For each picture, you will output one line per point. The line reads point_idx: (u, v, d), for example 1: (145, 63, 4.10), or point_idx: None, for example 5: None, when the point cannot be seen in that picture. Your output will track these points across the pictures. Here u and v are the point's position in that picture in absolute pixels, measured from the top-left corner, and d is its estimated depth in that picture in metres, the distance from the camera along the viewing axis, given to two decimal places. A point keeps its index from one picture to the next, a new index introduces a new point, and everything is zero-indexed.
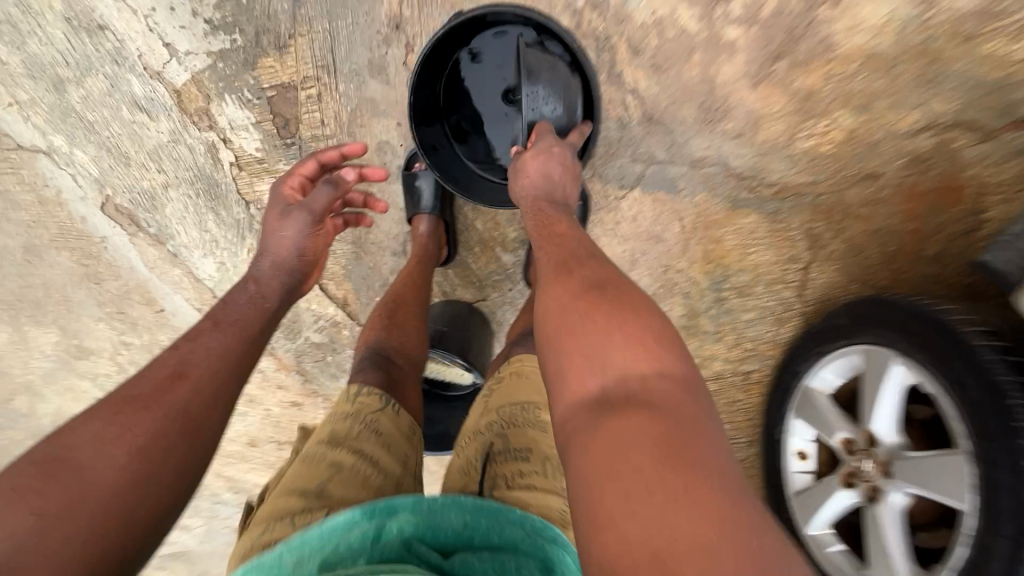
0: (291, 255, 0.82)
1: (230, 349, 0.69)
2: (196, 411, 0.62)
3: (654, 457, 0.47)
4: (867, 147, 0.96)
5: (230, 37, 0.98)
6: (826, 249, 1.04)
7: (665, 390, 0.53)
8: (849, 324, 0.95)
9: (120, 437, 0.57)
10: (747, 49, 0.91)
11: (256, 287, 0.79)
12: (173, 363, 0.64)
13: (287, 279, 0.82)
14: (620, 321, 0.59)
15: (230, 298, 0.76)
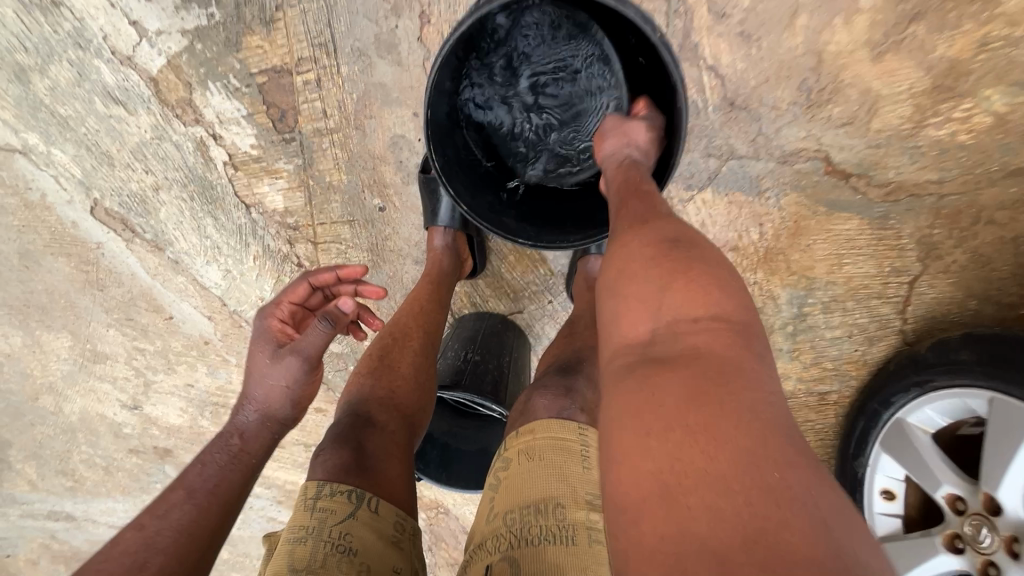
0: (284, 406, 0.69)
1: (203, 524, 0.57)
2: None
3: (706, 443, 0.35)
4: (1019, 136, 0.74)
5: (205, 11, 0.81)
6: (942, 261, 0.83)
7: (724, 342, 0.41)
8: (972, 362, 0.78)
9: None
10: (872, 9, 0.70)
11: (240, 441, 0.66)
12: (129, 550, 0.53)
13: (277, 426, 0.70)
14: (692, 279, 0.45)
15: (206, 460, 0.63)
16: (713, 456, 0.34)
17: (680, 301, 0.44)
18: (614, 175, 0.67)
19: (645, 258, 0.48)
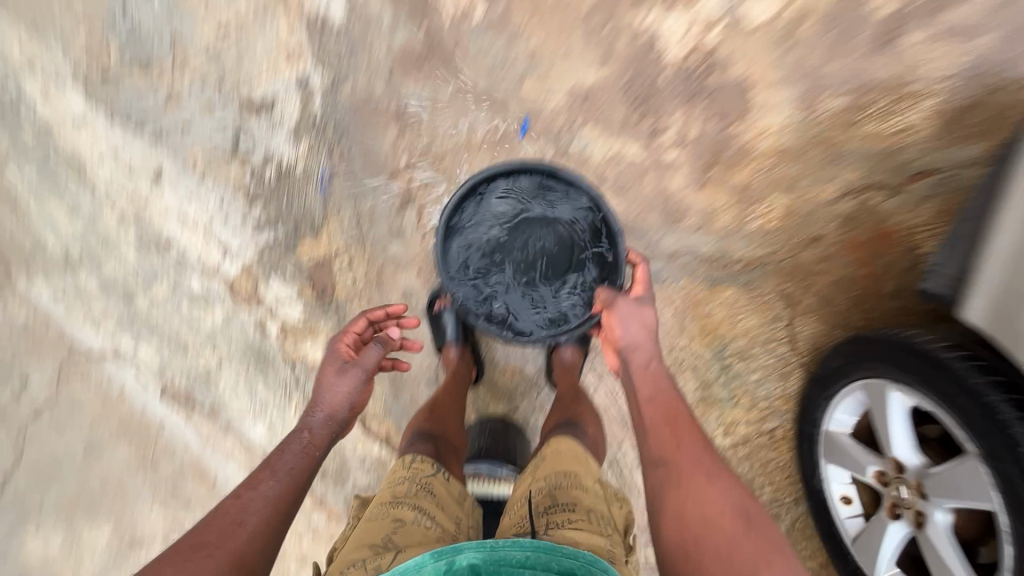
0: (344, 409, 0.93)
1: (284, 497, 0.79)
2: (250, 557, 0.71)
3: (715, 530, 0.75)
4: (804, 217, 1.16)
5: (274, 231, 1.20)
6: (801, 305, 1.19)
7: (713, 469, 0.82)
8: (843, 364, 1.07)
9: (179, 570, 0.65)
10: (686, 165, 1.16)
11: (309, 434, 0.89)
12: (232, 511, 0.74)
13: (348, 400, 0.94)
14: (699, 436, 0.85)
15: (285, 447, 0.86)
16: (742, 571, 0.71)
17: (711, 509, 0.76)
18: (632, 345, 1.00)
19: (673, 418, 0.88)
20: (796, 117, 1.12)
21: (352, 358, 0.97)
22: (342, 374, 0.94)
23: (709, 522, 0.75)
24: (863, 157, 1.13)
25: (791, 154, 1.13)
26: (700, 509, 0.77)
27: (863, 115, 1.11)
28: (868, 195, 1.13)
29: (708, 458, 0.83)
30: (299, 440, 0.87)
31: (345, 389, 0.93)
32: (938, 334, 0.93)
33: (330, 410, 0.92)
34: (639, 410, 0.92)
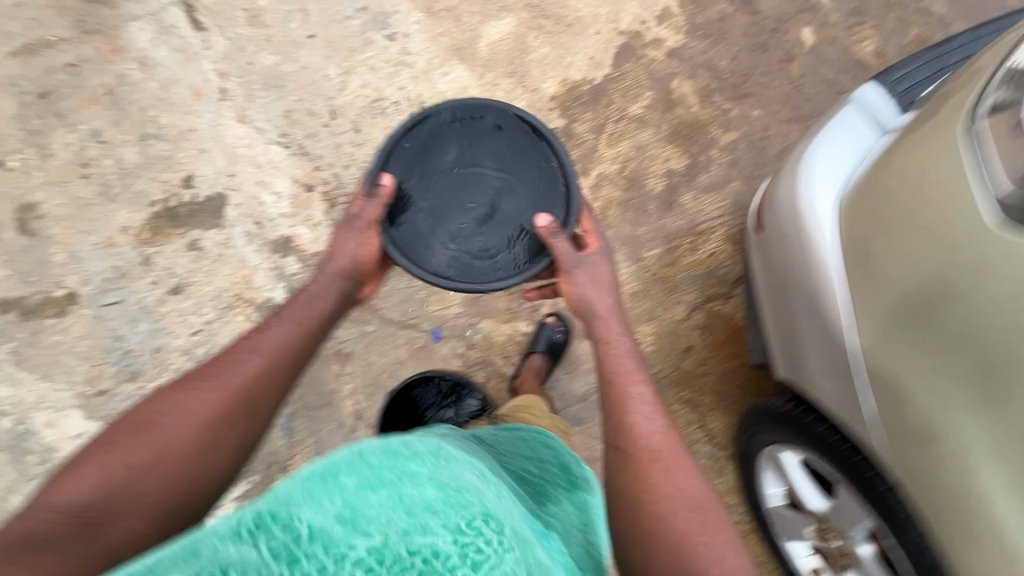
0: (346, 262, 1.22)
1: (285, 343, 1.09)
2: (253, 390, 1.02)
3: (679, 520, 1.00)
4: (671, 337, 1.49)
5: None
6: (702, 403, 1.49)
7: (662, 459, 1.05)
8: (743, 448, 1.43)
9: (191, 425, 0.94)
10: None
11: (310, 297, 1.17)
12: (235, 358, 1.04)
13: (341, 285, 1.22)
14: (659, 442, 1.07)
15: (283, 328, 1.11)
16: (697, 561, 0.97)
17: (668, 510, 1.00)
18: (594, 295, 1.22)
19: (645, 422, 1.10)
20: (632, 270, 1.51)
21: (357, 212, 1.24)
22: (353, 227, 1.22)
23: (665, 521, 1.00)
24: (693, 282, 1.51)
25: (639, 296, 1.50)
26: (664, 504, 1.01)
27: (679, 254, 1.52)
28: (711, 305, 1.51)
29: (676, 461, 1.06)
30: (303, 297, 1.17)
31: (353, 244, 1.22)
32: (781, 399, 1.33)
33: (337, 275, 1.20)
34: (607, 364, 1.15)
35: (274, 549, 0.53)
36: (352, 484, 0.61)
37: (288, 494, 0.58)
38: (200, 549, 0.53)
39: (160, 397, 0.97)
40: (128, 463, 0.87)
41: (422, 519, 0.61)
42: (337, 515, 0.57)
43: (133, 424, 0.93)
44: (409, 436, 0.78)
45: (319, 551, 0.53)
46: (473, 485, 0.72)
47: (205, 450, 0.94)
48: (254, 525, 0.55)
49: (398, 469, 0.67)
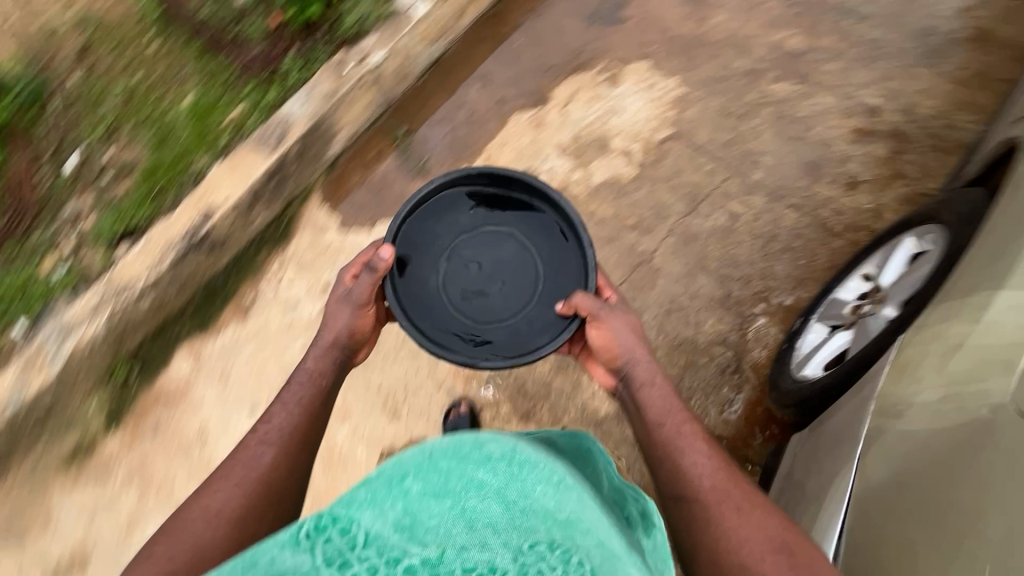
0: (343, 330, 1.14)
1: (298, 424, 1.07)
2: (277, 485, 1.02)
3: (773, 546, 0.94)
4: None
5: None
6: None
7: (728, 492, 0.99)
8: None
9: (222, 515, 0.97)
10: None
11: (315, 370, 1.13)
12: (255, 452, 1.04)
13: (339, 355, 1.15)
14: (740, 489, 1.00)
15: (270, 438, 1.05)
16: (768, 559, 0.93)
17: (740, 531, 0.96)
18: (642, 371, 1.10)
19: (703, 449, 1.04)
20: None
21: (357, 291, 1.12)
22: (346, 298, 1.14)
23: (746, 559, 0.93)
24: None
25: None
26: (737, 548, 0.94)
27: None
28: None
29: (742, 497, 0.99)
30: (298, 375, 1.12)
31: (344, 314, 1.14)
32: None
33: (333, 343, 1.14)
34: (644, 418, 1.08)
35: (329, 557, 0.67)
36: (417, 492, 0.71)
37: (351, 499, 0.71)
38: (265, 559, 0.67)
39: (210, 491, 1.01)
40: (169, 557, 0.92)
41: (482, 535, 0.72)
42: (395, 523, 0.70)
43: (158, 537, 0.98)
44: (479, 429, 0.80)
45: (370, 553, 0.68)
46: (542, 506, 0.73)
47: (245, 544, 0.94)
48: (312, 530, 0.67)
49: (467, 477, 0.73)
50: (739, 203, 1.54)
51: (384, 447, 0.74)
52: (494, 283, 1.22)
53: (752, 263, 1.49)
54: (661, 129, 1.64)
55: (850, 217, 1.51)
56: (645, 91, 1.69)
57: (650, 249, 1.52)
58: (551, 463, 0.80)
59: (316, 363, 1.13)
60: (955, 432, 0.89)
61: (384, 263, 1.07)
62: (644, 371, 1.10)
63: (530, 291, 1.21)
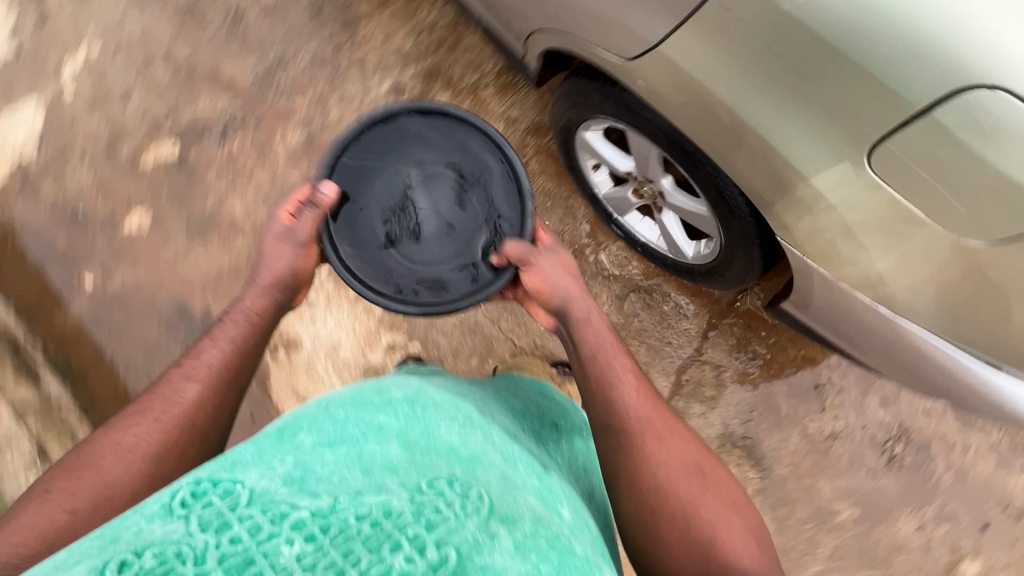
0: (285, 269, 0.92)
1: (228, 363, 0.83)
2: (211, 410, 0.80)
3: (687, 470, 0.79)
4: None
5: None
6: None
7: (659, 419, 0.83)
8: None
9: (137, 451, 0.73)
10: None
11: (252, 306, 0.90)
12: (166, 396, 0.78)
13: (279, 296, 0.93)
14: (664, 417, 0.84)
15: (196, 380, 0.80)
16: (700, 511, 0.75)
17: (665, 473, 0.77)
18: (581, 303, 0.92)
19: (618, 348, 0.89)
20: None
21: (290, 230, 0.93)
22: (286, 235, 0.93)
23: (666, 491, 0.76)
24: None
25: None
26: (671, 490, 0.76)
27: None
28: None
29: (663, 420, 0.83)
30: (234, 310, 0.90)
31: (287, 252, 0.93)
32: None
33: (273, 284, 0.92)
34: (588, 364, 0.87)
35: (206, 520, 0.47)
36: (311, 442, 0.62)
37: (240, 463, 0.57)
38: (130, 533, 0.49)
39: (131, 431, 0.75)
40: (68, 509, 0.67)
41: (377, 479, 0.55)
42: (284, 478, 0.54)
43: (59, 476, 0.71)
44: (392, 381, 0.78)
45: (262, 510, 0.48)
46: (446, 441, 0.65)
47: (157, 482, 0.72)
48: (190, 499, 0.51)
49: (366, 422, 0.66)
50: None
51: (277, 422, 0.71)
52: (435, 228, 0.99)
53: None
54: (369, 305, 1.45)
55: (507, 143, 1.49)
56: (312, 309, 1.44)
57: (502, 347, 1.42)
58: (470, 397, 0.80)
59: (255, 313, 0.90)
60: (955, 262, 0.66)
61: (325, 196, 0.92)
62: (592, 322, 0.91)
63: (465, 229, 1.00)
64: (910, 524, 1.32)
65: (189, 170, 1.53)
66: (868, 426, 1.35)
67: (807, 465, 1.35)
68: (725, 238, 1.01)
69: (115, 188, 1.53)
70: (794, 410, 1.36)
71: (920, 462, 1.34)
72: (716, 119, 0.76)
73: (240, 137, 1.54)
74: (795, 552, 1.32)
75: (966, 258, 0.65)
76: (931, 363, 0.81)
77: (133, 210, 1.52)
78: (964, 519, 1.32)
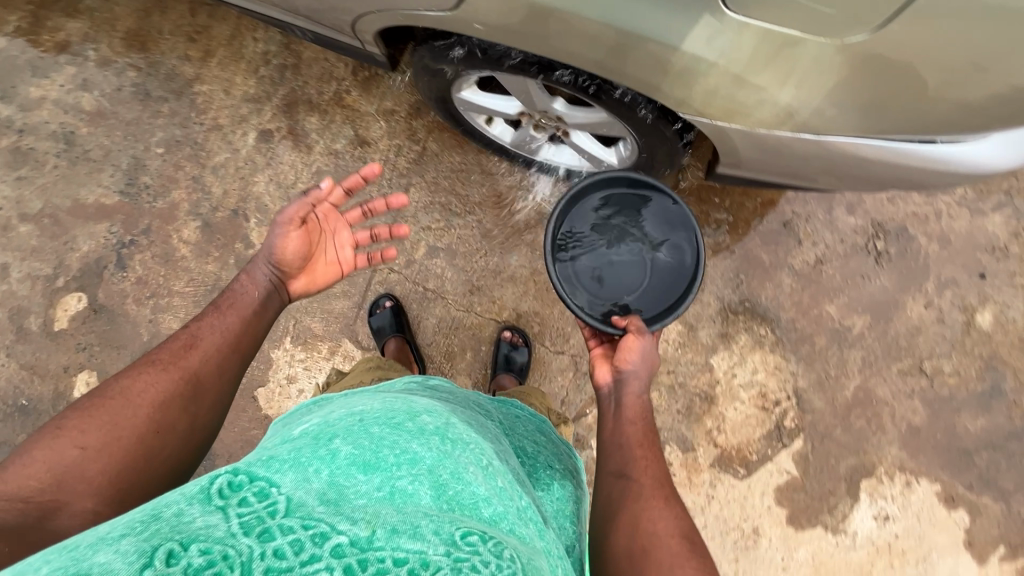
0: (275, 262, 0.88)
1: (232, 326, 0.81)
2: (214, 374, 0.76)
3: (682, 543, 0.67)
4: None
5: None
6: None
7: (660, 484, 0.75)
8: None
9: (144, 397, 0.68)
10: None
11: (251, 293, 0.86)
12: (179, 347, 0.76)
13: (275, 296, 0.89)
14: (662, 475, 0.77)
15: (208, 331, 0.79)
16: (672, 564, 0.65)
17: (658, 535, 0.68)
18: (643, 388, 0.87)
19: (636, 400, 0.86)
20: None
21: (278, 219, 0.89)
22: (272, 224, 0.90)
23: (651, 544, 0.67)
24: None
25: None
26: (660, 535, 0.68)
27: None
28: None
29: (664, 487, 0.75)
30: (230, 302, 0.84)
31: (273, 240, 0.89)
32: None
33: (260, 283, 0.87)
34: (620, 415, 0.84)
35: (245, 522, 0.43)
36: (346, 456, 0.54)
37: (275, 462, 0.52)
38: (170, 513, 0.46)
39: (140, 377, 0.70)
40: (78, 445, 0.62)
41: (415, 520, 0.47)
42: (320, 495, 0.48)
43: (70, 416, 0.65)
44: (421, 407, 0.68)
45: (297, 522, 0.44)
46: (482, 493, 0.56)
47: (161, 432, 0.68)
48: (228, 490, 0.47)
49: (399, 448, 0.57)
50: (416, 249, 1.40)
51: (310, 426, 0.63)
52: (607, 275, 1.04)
53: (481, 222, 1.40)
54: (346, 353, 1.41)
55: (397, 136, 1.41)
56: (296, 381, 1.40)
57: (488, 331, 1.39)
58: (488, 433, 0.72)
59: (249, 290, 0.86)
60: (845, 66, 0.64)
61: (324, 188, 0.93)
62: (634, 385, 0.87)
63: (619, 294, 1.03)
64: (918, 304, 1.36)
65: (106, 312, 1.43)
66: (845, 237, 1.37)
67: (808, 298, 1.37)
68: (637, 134, 0.97)
69: (44, 365, 1.43)
70: (776, 256, 1.37)
71: (904, 246, 1.36)
72: (534, 21, 0.74)
73: (138, 256, 1.44)
74: (833, 379, 1.36)
75: (856, 56, 0.63)
76: (880, 163, 0.80)
77: (74, 376, 1.42)
78: (961, 277, 1.36)
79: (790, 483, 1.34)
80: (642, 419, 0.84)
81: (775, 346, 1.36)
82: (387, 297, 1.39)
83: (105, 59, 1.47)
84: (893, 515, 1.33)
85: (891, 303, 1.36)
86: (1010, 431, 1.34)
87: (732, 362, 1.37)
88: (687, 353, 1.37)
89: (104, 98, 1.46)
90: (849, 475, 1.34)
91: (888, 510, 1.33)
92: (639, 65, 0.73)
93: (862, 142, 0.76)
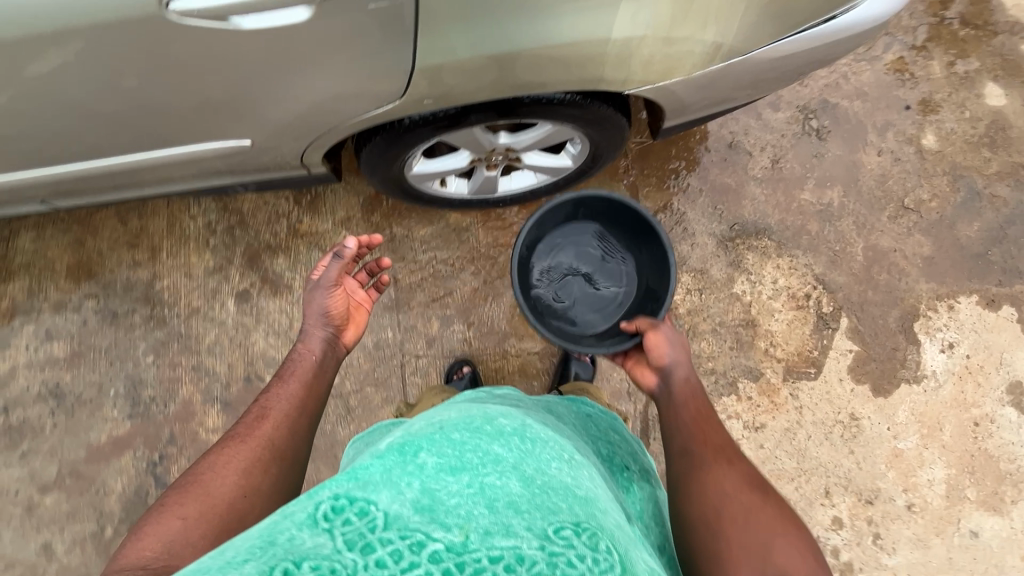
0: (318, 315, 0.92)
1: (294, 392, 0.83)
2: (287, 439, 0.77)
3: (786, 536, 0.65)
4: None
5: None
6: None
7: (756, 489, 0.72)
8: None
9: (230, 467, 0.69)
10: None
11: (314, 354, 0.89)
12: (252, 419, 0.78)
13: (330, 347, 0.92)
14: (751, 475, 0.74)
15: (272, 401, 0.81)
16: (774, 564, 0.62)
17: (765, 537, 0.64)
18: (683, 386, 0.88)
19: (691, 408, 0.85)
20: None
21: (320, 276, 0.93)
22: (316, 282, 0.93)
23: (755, 544, 0.64)
24: None
25: None
26: (765, 533, 0.65)
27: None
28: None
29: (748, 482, 0.73)
30: (297, 367, 0.87)
31: (318, 298, 0.93)
32: None
33: (315, 341, 0.91)
34: (676, 414, 0.85)
35: (347, 539, 0.44)
36: (433, 465, 0.55)
37: (369, 481, 0.52)
38: (282, 538, 0.45)
39: (222, 452, 0.72)
40: (180, 515, 0.62)
41: (505, 519, 0.49)
42: (415, 503, 0.49)
43: (167, 494, 0.66)
44: (494, 410, 0.69)
45: (396, 534, 0.44)
46: (561, 480, 0.58)
47: (248, 495, 0.68)
48: (332, 513, 0.47)
49: (482, 449, 0.59)
50: (430, 326, 1.42)
51: (391, 440, 0.63)
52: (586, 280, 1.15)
53: (475, 274, 1.43)
54: None
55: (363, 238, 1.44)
56: None
57: (533, 365, 1.41)
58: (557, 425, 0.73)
59: (309, 356, 0.89)
60: None
61: (349, 247, 0.89)
62: (680, 371, 0.90)
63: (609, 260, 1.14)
64: (873, 155, 1.47)
65: None
66: (784, 131, 1.48)
67: (783, 196, 1.45)
68: (581, 127, 1.03)
69: None
70: (737, 175, 1.46)
71: (834, 115, 1.48)
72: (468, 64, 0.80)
73: (175, 467, 1.39)
74: (841, 252, 1.43)
75: None
76: (788, 57, 0.88)
77: None
78: (892, 116, 1.48)
79: (858, 358, 1.39)
80: (703, 417, 0.84)
81: (780, 249, 1.44)
82: (466, 363, 1.38)
83: (58, 301, 1.45)
84: (955, 340, 1.39)
85: (851, 165, 1.46)
86: (1004, 220, 1.44)
87: (752, 283, 1.43)
88: (711, 294, 1.42)
89: (73, 339, 1.43)
90: (901, 324, 1.40)
91: (949, 338, 1.39)
92: (561, 67, 0.81)
93: (777, 44, 0.84)
